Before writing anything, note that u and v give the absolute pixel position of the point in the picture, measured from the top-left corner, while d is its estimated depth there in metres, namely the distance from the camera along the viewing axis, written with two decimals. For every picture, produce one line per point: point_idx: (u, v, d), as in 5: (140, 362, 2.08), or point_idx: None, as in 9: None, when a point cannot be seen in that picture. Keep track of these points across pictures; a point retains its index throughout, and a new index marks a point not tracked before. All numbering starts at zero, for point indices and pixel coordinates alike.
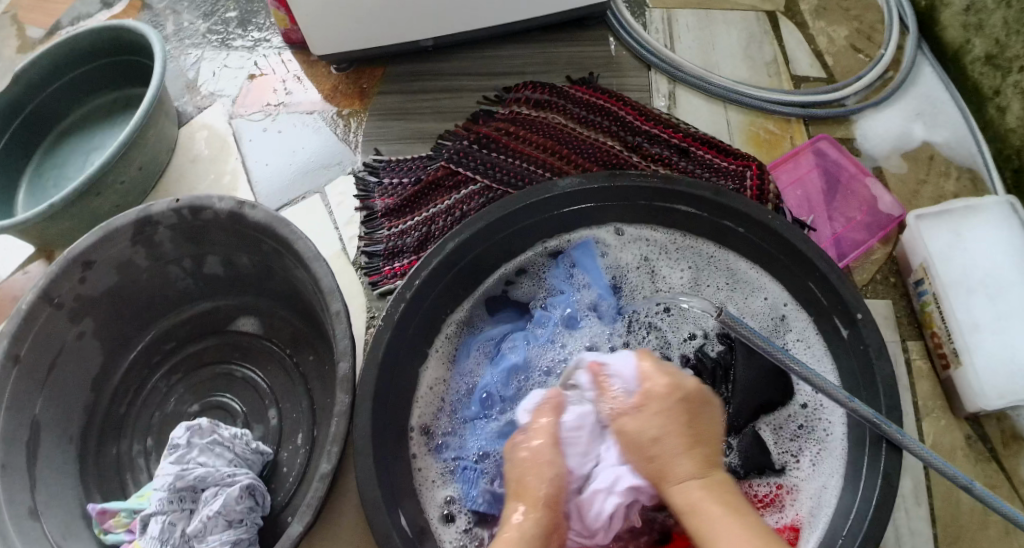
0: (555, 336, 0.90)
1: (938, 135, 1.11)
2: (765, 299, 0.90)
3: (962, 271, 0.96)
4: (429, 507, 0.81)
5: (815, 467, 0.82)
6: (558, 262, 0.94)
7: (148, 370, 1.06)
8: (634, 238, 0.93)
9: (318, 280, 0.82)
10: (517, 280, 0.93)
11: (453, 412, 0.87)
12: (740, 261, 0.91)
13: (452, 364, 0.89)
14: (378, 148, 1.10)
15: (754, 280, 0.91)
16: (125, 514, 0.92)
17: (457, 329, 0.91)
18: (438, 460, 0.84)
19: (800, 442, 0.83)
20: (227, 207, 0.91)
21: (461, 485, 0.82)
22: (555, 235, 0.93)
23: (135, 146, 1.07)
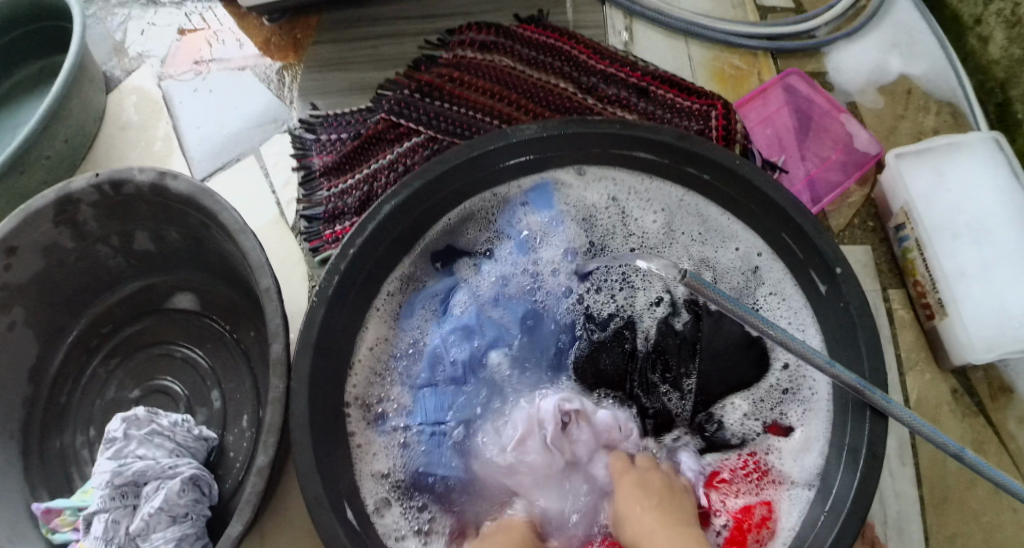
0: (507, 286, 0.86)
1: (916, 66, 1.03)
2: (736, 250, 0.84)
3: (947, 215, 0.90)
4: (369, 484, 0.76)
5: (800, 427, 0.78)
6: (514, 207, 0.87)
7: (87, 355, 1.00)
8: (597, 179, 0.86)
9: (246, 255, 0.76)
10: (466, 229, 0.87)
11: (404, 373, 0.83)
12: (711, 208, 0.83)
13: (397, 321, 0.83)
14: (315, 102, 1.02)
15: (726, 228, 0.84)
16: (69, 513, 0.87)
17: (401, 286, 0.84)
18: (381, 433, 0.80)
19: (783, 403, 0.80)
20: (148, 179, 0.83)
21: (419, 455, 0.79)
22: (505, 183, 0.84)
23: (56, 118, 0.98)
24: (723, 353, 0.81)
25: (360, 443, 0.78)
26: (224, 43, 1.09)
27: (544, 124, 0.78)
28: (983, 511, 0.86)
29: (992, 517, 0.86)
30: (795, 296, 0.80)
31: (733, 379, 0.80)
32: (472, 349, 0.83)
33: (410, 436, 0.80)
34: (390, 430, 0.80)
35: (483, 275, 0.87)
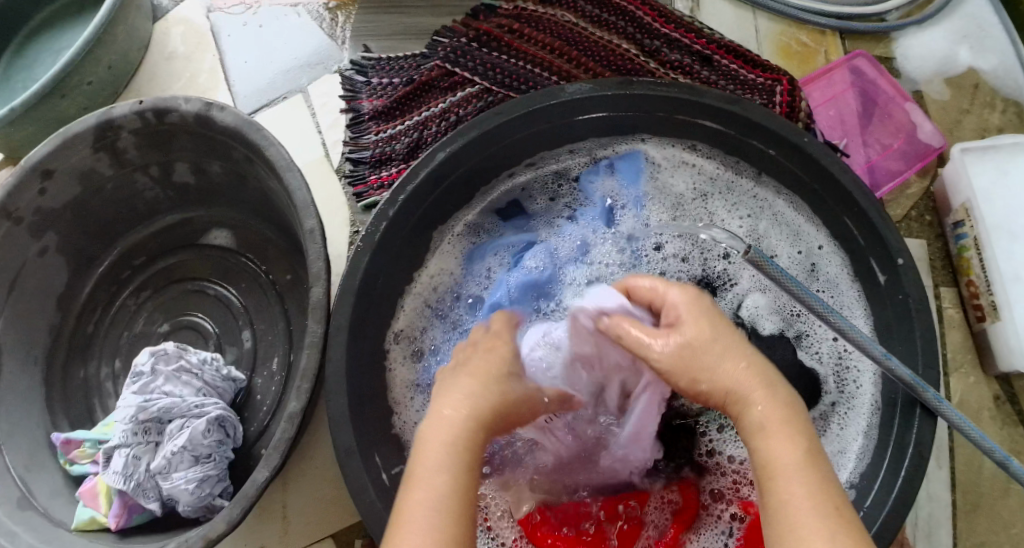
0: (580, 251, 0.84)
1: (984, 61, 0.99)
2: (798, 250, 0.81)
3: (1009, 214, 0.87)
4: (403, 410, 0.77)
5: (841, 433, 0.75)
6: (597, 172, 0.86)
7: (117, 286, 0.99)
8: (683, 162, 0.84)
9: (291, 193, 0.75)
10: (535, 190, 0.87)
11: (452, 316, 0.82)
12: (780, 201, 0.82)
13: (464, 261, 0.84)
14: (367, 45, 1.00)
15: (797, 226, 0.81)
16: (90, 445, 0.87)
17: (466, 231, 0.84)
18: (420, 369, 0.80)
19: (828, 408, 0.76)
20: (194, 109, 0.82)
21: None
22: (571, 148, 0.84)
23: (102, 42, 0.96)
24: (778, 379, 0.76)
25: (395, 386, 0.78)
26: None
27: (597, 83, 0.76)
28: (1014, 522, 0.84)
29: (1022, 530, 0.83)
30: (852, 299, 0.77)
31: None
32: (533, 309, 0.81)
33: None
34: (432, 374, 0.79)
35: (562, 235, 0.85)
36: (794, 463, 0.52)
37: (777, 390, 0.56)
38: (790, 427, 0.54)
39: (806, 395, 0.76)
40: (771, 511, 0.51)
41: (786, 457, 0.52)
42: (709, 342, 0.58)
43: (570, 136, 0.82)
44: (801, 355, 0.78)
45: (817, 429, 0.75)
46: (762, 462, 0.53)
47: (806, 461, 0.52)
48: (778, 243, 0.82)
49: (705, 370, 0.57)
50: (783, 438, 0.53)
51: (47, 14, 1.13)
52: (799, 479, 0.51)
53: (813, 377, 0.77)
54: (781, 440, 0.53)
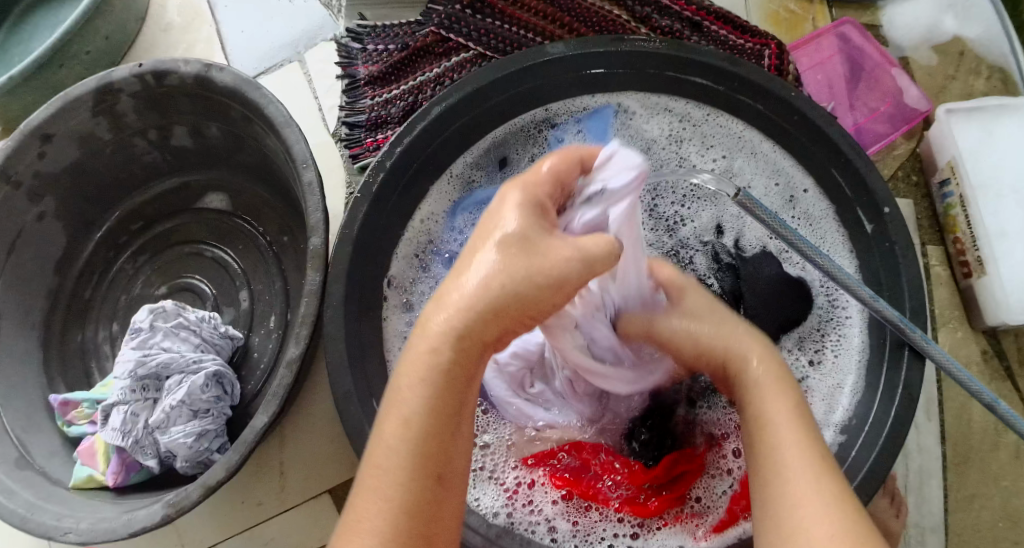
0: None
1: (969, 30, 1.01)
2: (777, 183, 0.82)
3: (994, 172, 0.88)
4: None
5: (837, 365, 0.76)
6: (567, 128, 0.86)
7: (116, 250, 1.01)
8: (661, 109, 0.84)
9: (290, 148, 0.76)
10: (518, 142, 0.86)
11: (433, 273, 0.83)
12: (759, 140, 0.82)
13: (448, 212, 0.85)
14: (362, 13, 1.01)
15: (778, 164, 0.82)
16: (87, 405, 0.88)
17: (456, 184, 0.85)
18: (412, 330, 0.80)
19: (821, 341, 0.78)
20: (193, 70, 0.83)
21: None
22: (559, 100, 0.85)
23: (100, 12, 1.01)
24: (768, 297, 0.78)
25: (389, 338, 0.79)
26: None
27: (576, 42, 0.78)
28: (1004, 476, 0.85)
29: (1012, 483, 0.85)
30: (834, 236, 0.79)
31: (785, 319, 0.78)
32: None
33: None
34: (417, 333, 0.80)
35: None
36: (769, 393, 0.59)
37: (771, 359, 0.62)
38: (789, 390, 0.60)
39: (800, 305, 0.78)
40: (768, 493, 0.54)
41: (798, 457, 0.54)
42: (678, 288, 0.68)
43: (560, 95, 0.84)
44: (782, 267, 0.80)
45: (810, 359, 0.77)
46: (771, 454, 0.55)
47: (801, 452, 0.55)
48: (754, 179, 0.83)
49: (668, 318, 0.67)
50: (776, 393, 0.59)
51: None
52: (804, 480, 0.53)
53: (802, 286, 0.79)
54: (784, 423, 0.57)
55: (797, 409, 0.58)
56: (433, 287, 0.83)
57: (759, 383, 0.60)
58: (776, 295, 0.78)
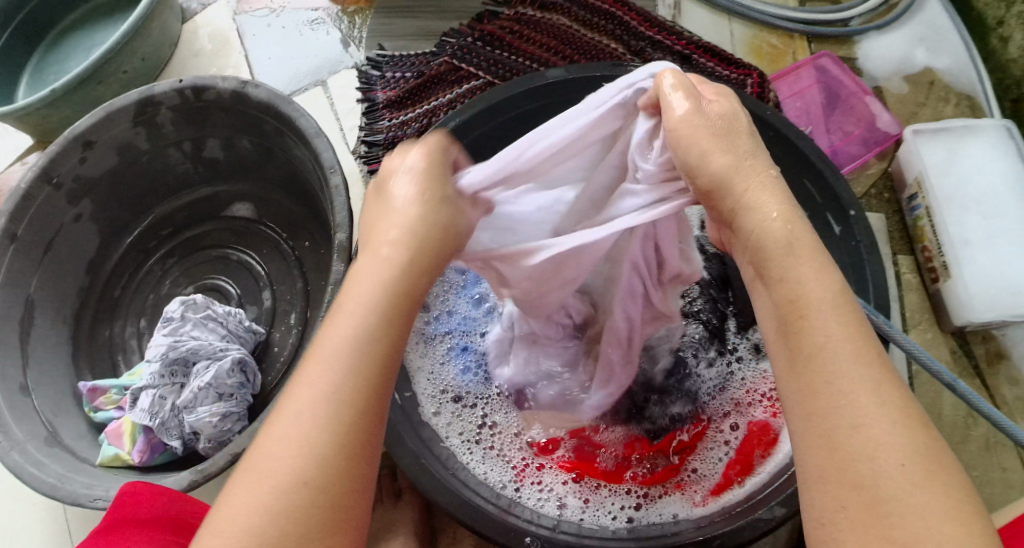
0: None
1: (940, 61, 1.12)
2: None
3: (957, 187, 0.97)
4: (417, 368, 0.84)
5: None
6: None
7: (145, 254, 1.08)
8: None
9: (319, 156, 0.84)
10: None
11: (448, 278, 0.90)
12: None
13: None
14: (381, 44, 1.13)
15: None
16: (115, 391, 0.93)
17: None
18: (430, 331, 0.87)
19: None
20: (230, 87, 0.91)
21: (459, 365, 0.86)
22: None
23: (139, 35, 1.10)
24: None
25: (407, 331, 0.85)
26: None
27: (571, 68, 0.87)
28: (974, 466, 0.91)
29: (982, 473, 0.90)
30: None
31: None
32: None
33: (450, 342, 0.87)
34: (434, 333, 0.87)
35: None
36: (826, 299, 0.51)
37: (801, 223, 0.53)
38: (819, 259, 0.52)
39: None
40: (823, 405, 0.49)
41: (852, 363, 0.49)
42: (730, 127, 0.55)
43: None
44: None
45: None
46: (818, 358, 0.50)
47: (857, 352, 0.49)
48: None
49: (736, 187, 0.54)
50: (813, 271, 0.52)
51: (79, 15, 1.27)
52: (858, 391, 0.48)
53: None
54: (830, 315, 0.50)
55: (833, 289, 0.51)
56: (449, 291, 0.89)
57: (799, 270, 0.52)
58: None
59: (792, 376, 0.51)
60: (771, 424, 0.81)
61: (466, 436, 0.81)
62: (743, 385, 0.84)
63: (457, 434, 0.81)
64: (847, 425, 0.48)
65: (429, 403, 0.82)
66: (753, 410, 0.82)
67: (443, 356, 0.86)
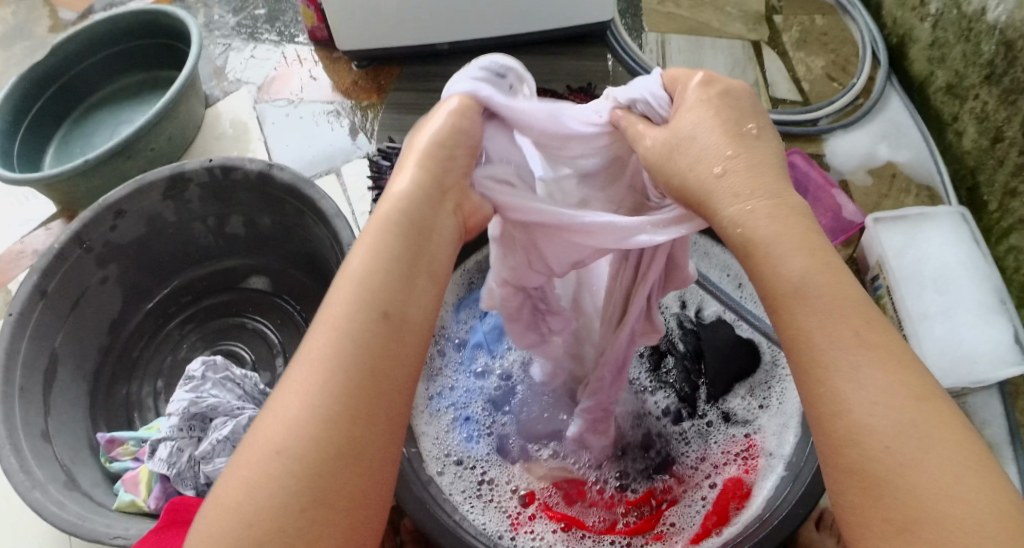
0: None
1: (901, 155, 1.28)
2: (727, 273, 1.00)
3: (914, 268, 1.06)
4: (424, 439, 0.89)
5: (782, 406, 0.90)
6: None
7: (164, 319, 1.17)
8: None
9: (337, 234, 0.94)
10: None
11: (447, 357, 0.99)
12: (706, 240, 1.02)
13: (450, 310, 1.01)
14: (392, 135, 1.32)
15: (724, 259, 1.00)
16: (133, 443, 1.00)
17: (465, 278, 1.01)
18: (435, 405, 0.94)
19: (767, 392, 0.93)
20: (256, 168, 1.01)
21: (464, 434, 0.93)
22: None
23: (166, 117, 1.22)
24: (725, 354, 0.97)
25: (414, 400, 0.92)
26: (313, 83, 1.40)
27: None
28: None
29: None
30: None
31: (740, 370, 0.95)
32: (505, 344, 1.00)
33: (453, 413, 0.94)
34: (439, 407, 0.94)
35: None
36: (795, 286, 0.51)
37: (767, 202, 0.55)
38: (792, 240, 0.53)
39: (751, 359, 0.96)
40: (813, 387, 0.49)
41: (833, 343, 0.49)
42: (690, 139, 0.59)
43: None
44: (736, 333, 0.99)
45: (761, 399, 0.93)
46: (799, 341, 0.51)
47: (850, 332, 0.49)
48: (710, 270, 1.01)
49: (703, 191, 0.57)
50: (786, 255, 0.52)
51: (105, 94, 1.39)
52: (840, 374, 0.48)
53: (751, 345, 0.97)
54: (816, 295, 0.51)
55: (806, 266, 0.51)
56: (447, 368, 0.98)
57: (769, 254, 0.53)
58: (733, 353, 0.96)
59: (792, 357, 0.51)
60: (744, 479, 0.86)
61: (467, 493, 0.88)
62: (718, 448, 0.92)
63: (460, 490, 0.87)
64: (836, 406, 0.48)
65: (434, 464, 0.87)
66: (730, 466, 0.89)
67: (447, 425, 0.93)
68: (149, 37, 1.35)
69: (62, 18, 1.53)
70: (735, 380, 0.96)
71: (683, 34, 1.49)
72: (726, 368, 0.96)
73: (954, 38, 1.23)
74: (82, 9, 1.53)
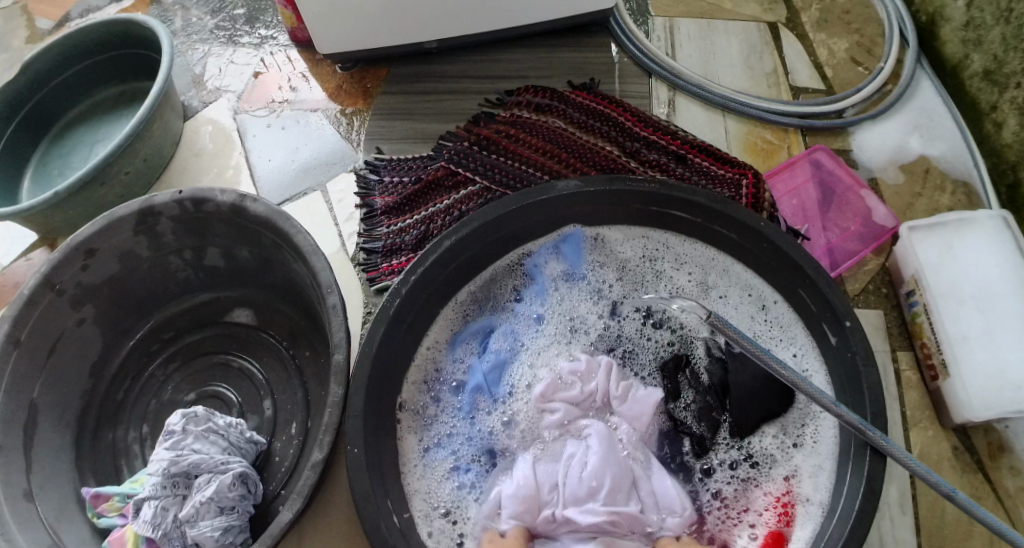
0: (517, 344, 0.94)
1: (934, 148, 1.19)
2: (749, 296, 0.94)
3: (954, 283, 0.98)
4: (415, 499, 0.84)
5: (818, 446, 0.85)
6: (545, 262, 0.98)
7: (147, 357, 1.09)
8: (637, 235, 0.98)
9: (316, 273, 0.87)
10: (507, 278, 0.98)
11: (444, 402, 0.91)
12: (729, 260, 0.95)
13: (446, 348, 0.94)
14: (380, 146, 1.23)
15: (747, 281, 0.94)
16: (119, 499, 0.94)
17: (460, 313, 0.96)
18: (430, 460, 0.87)
19: (797, 432, 0.87)
20: (229, 200, 0.95)
21: (464, 489, 0.86)
22: (545, 232, 0.98)
23: (140, 137, 1.14)
24: (754, 389, 0.88)
25: (406, 456, 0.87)
26: (295, 89, 1.31)
27: (585, 179, 0.92)
28: None
29: None
30: (803, 339, 0.90)
31: (768, 410, 0.87)
32: (506, 385, 0.92)
33: (452, 465, 0.87)
34: (433, 462, 0.87)
35: (501, 335, 0.94)
36: None
37: None
38: None
39: (782, 397, 0.88)
40: None
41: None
42: None
43: (544, 229, 0.97)
44: None
45: (793, 438, 0.87)
46: None
47: None
48: (729, 292, 0.94)
49: None
50: None
51: (77, 112, 1.31)
52: None
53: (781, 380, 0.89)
54: None
55: None
56: (443, 414, 0.90)
57: None
58: (762, 390, 0.88)
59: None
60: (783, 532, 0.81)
61: None
62: (739, 491, 0.84)
63: None
64: None
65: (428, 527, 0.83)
66: (756, 519, 0.82)
67: (445, 479, 0.86)
68: (125, 47, 1.28)
69: (39, 27, 1.44)
70: (762, 420, 0.87)
71: (692, 18, 1.37)
72: (755, 408, 0.88)
73: (993, 17, 1.12)
74: (59, 18, 1.44)
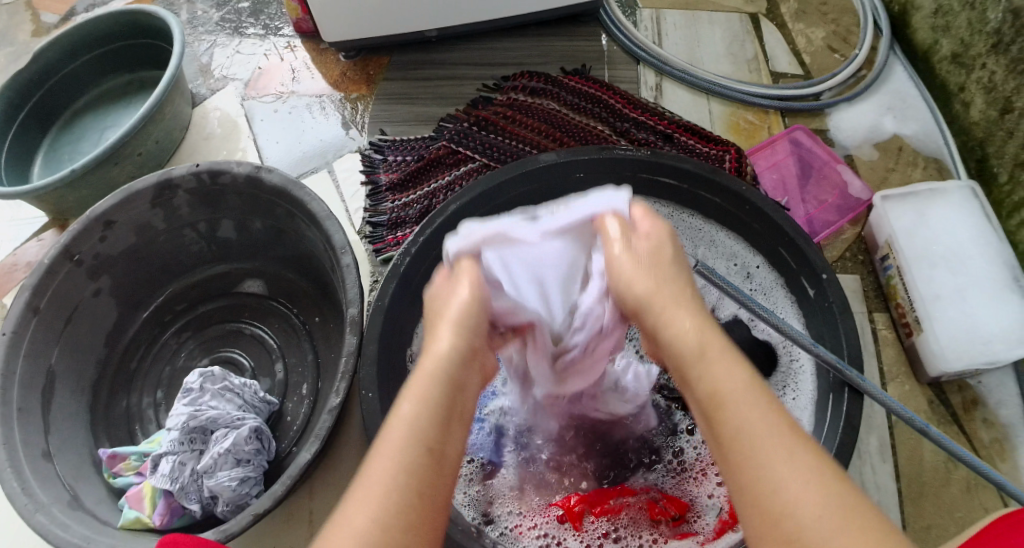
0: None
1: (907, 127, 1.25)
2: (735, 262, 1.00)
3: (925, 246, 1.04)
4: None
5: (796, 401, 0.91)
6: None
7: (160, 327, 1.13)
8: None
9: (330, 237, 0.92)
10: None
11: None
12: (714, 227, 1.01)
13: None
14: (383, 129, 1.28)
15: (732, 248, 1.00)
16: (135, 458, 0.98)
17: None
18: None
19: (780, 388, 0.93)
20: (245, 171, 1.00)
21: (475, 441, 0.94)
22: None
23: (152, 120, 1.19)
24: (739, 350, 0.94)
25: None
26: (299, 77, 1.36)
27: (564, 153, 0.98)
28: (957, 507, 0.95)
29: (966, 513, 0.94)
30: (784, 300, 0.95)
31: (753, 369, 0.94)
32: None
33: None
34: None
35: None
36: (733, 391, 0.57)
37: (709, 328, 0.61)
38: (723, 351, 0.59)
39: (766, 357, 0.94)
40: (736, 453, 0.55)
41: (755, 415, 0.56)
42: (662, 297, 0.64)
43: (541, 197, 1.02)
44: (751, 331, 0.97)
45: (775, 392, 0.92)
46: (713, 404, 0.57)
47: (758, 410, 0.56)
48: (715, 259, 1.01)
49: (659, 323, 0.63)
50: (720, 364, 0.59)
51: (86, 100, 1.35)
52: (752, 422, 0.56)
53: (765, 342, 0.95)
54: (746, 408, 0.56)
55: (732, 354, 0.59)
56: None
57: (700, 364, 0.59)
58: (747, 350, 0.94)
59: (721, 460, 0.57)
60: None
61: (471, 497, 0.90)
62: None
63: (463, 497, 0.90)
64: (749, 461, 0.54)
65: None
66: None
67: None
68: (133, 37, 1.32)
69: (44, 21, 1.49)
70: None
71: (678, 9, 1.44)
72: None
73: (959, 5, 1.19)
74: (65, 11, 1.49)
